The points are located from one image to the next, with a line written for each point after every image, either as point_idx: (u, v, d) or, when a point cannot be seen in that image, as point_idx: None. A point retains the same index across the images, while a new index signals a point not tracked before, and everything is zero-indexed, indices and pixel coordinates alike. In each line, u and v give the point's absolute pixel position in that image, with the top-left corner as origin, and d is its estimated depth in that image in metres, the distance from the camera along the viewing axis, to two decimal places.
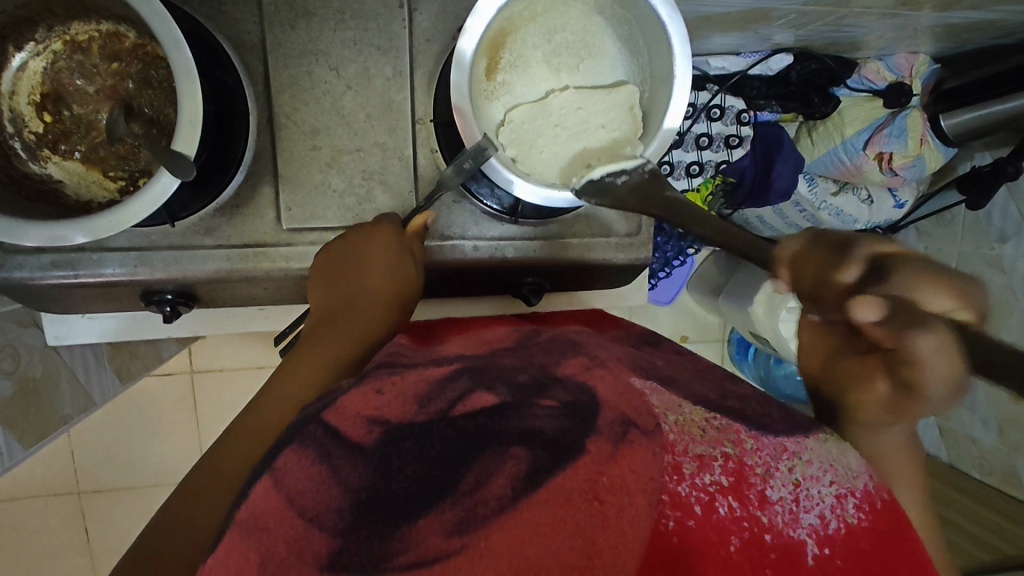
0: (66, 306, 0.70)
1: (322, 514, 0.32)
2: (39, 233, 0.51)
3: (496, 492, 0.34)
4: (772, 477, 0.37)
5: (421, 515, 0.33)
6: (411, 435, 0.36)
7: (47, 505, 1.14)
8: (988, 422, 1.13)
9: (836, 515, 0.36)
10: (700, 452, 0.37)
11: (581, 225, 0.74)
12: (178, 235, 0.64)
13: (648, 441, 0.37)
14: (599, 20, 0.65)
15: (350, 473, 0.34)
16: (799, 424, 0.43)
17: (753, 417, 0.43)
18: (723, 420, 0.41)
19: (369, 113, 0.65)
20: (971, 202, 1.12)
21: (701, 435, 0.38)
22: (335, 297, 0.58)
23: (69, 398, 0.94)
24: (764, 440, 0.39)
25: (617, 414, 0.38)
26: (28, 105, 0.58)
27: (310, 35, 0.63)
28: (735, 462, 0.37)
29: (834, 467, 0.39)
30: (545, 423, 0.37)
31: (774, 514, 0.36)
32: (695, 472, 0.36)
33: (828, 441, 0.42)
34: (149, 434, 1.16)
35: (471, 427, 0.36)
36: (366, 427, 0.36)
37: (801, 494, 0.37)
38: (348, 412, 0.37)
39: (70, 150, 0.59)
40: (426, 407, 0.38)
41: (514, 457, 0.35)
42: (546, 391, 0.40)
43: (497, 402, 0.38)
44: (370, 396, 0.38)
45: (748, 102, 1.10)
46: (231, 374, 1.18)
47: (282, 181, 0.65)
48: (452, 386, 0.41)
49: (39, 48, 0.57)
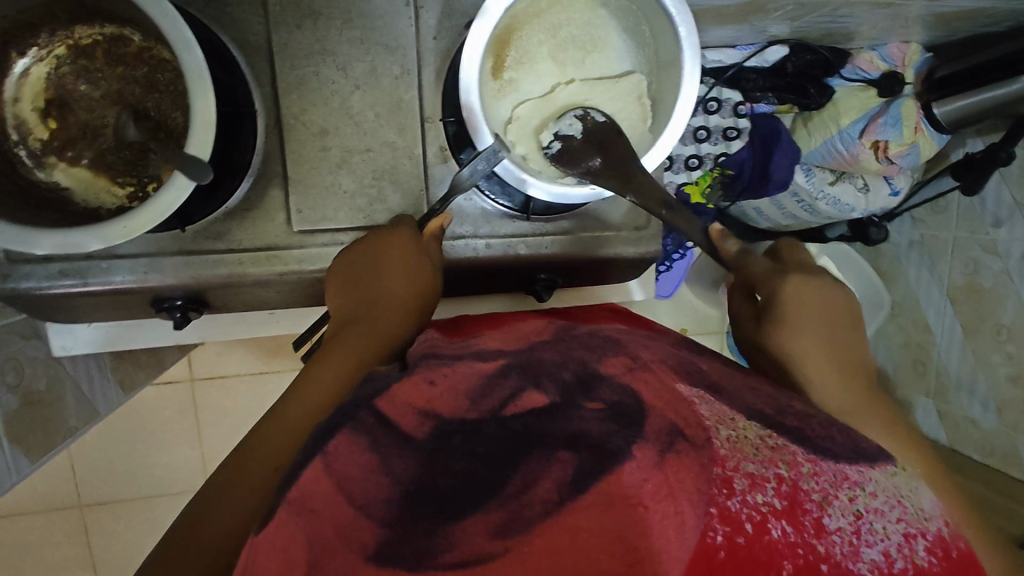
0: (72, 316, 0.69)
1: (371, 504, 0.34)
2: (52, 239, 0.50)
3: (542, 496, 0.34)
4: (829, 505, 0.36)
5: (469, 513, 0.34)
6: (461, 431, 0.38)
7: (49, 519, 1.12)
8: (988, 404, 1.18)
9: (903, 554, 0.35)
10: (751, 470, 0.36)
11: (591, 221, 0.74)
12: (188, 240, 0.63)
13: (697, 453, 0.36)
14: (604, 13, 0.65)
15: (399, 465, 0.36)
16: (866, 451, 0.42)
17: (815, 439, 0.40)
18: (779, 440, 0.39)
19: (378, 112, 0.65)
20: (967, 185, 1.14)
21: (754, 454, 0.37)
22: (352, 299, 0.58)
23: (72, 411, 0.92)
24: (823, 464, 0.38)
25: (664, 423, 0.38)
26: (32, 112, 0.57)
27: (316, 35, 0.62)
28: (789, 486, 0.36)
29: (902, 503, 0.38)
30: (591, 426, 0.38)
31: (832, 544, 0.34)
32: (746, 489, 0.35)
33: (897, 475, 0.41)
34: (153, 443, 1.15)
35: (520, 427, 0.38)
36: (419, 419, 0.39)
37: (863, 527, 0.36)
38: (399, 403, 0.40)
39: (77, 156, 0.58)
40: (477, 404, 0.40)
41: (561, 461, 0.36)
42: (592, 391, 0.41)
43: (548, 403, 0.40)
44: (422, 388, 0.41)
45: (745, 94, 1.11)
46: (233, 381, 1.16)
47: (292, 184, 0.64)
48: (502, 384, 0.42)
49: (42, 53, 0.57)
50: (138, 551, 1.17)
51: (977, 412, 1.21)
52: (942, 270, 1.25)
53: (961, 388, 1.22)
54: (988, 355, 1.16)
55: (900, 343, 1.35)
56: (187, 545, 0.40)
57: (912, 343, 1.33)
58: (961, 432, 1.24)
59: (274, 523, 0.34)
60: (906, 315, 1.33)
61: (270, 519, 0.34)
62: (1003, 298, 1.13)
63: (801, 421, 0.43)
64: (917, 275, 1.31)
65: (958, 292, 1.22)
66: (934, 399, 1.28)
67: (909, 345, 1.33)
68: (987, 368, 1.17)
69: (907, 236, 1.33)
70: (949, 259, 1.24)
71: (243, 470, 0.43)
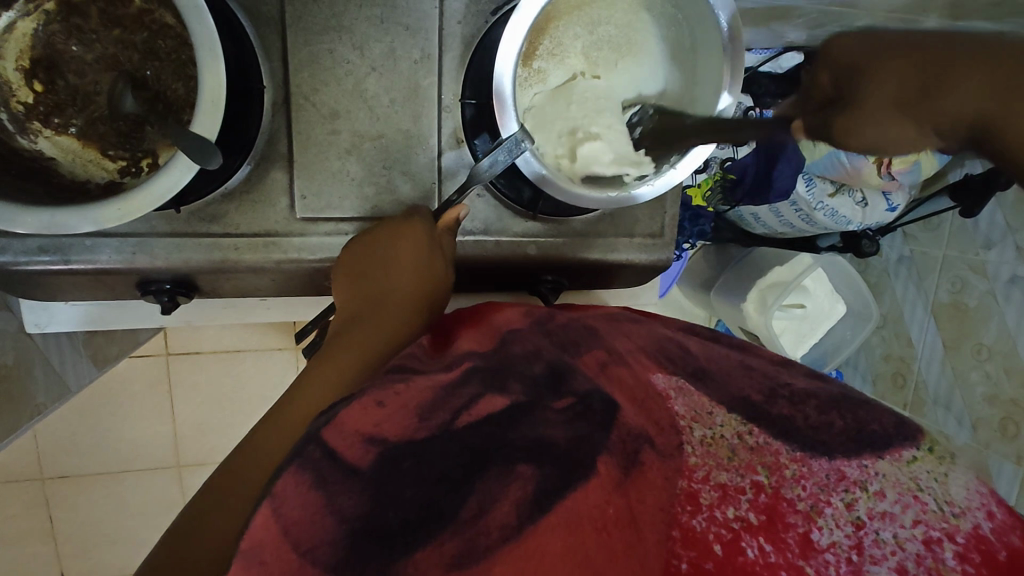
0: (48, 294, 0.64)
1: (317, 547, 0.31)
2: (36, 219, 0.45)
3: (500, 521, 0.34)
4: (818, 516, 0.37)
5: (420, 546, 0.32)
6: (412, 453, 0.36)
7: (9, 491, 1.08)
8: (962, 420, 1.22)
9: (923, 564, 0.34)
10: (723, 481, 0.39)
11: (605, 224, 0.72)
12: (181, 221, 0.59)
13: (664, 466, 0.40)
14: (647, 18, 0.61)
15: (346, 501, 0.33)
16: (875, 438, 0.42)
17: (804, 431, 0.42)
18: (760, 438, 0.42)
19: (393, 98, 0.61)
20: (966, 210, 1.12)
21: (729, 462, 0.40)
22: (361, 294, 0.56)
23: (43, 387, 0.88)
24: (813, 466, 0.40)
25: (635, 428, 0.41)
26: (16, 72, 0.52)
27: (333, 10, 0.58)
28: (768, 496, 0.38)
29: (920, 501, 0.37)
30: (557, 433, 0.39)
31: (823, 564, 0.35)
32: (714, 504, 0.38)
33: (915, 461, 0.40)
34: (122, 421, 1.09)
35: (478, 441, 0.37)
36: (363, 447, 0.35)
37: (865, 539, 0.35)
38: (347, 432, 0.36)
39: (64, 124, 0.53)
40: (427, 420, 0.38)
41: (521, 477, 0.36)
42: (561, 389, 0.44)
43: (511, 404, 0.41)
44: (371, 410, 0.37)
45: (756, 100, 1.07)
46: (208, 358, 1.10)
47: (298, 167, 0.60)
48: (462, 391, 0.41)
49: (29, 7, 0.51)
50: (102, 529, 1.13)
51: (952, 428, 1.24)
52: (929, 287, 1.27)
53: (938, 402, 1.26)
54: (966, 372, 1.20)
55: (881, 354, 1.37)
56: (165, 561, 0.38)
57: (893, 356, 1.35)
58: None
59: None
60: (890, 329, 1.35)
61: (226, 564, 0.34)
62: (986, 318, 1.17)
63: (792, 409, 0.45)
64: (903, 291, 1.32)
65: (942, 309, 1.24)
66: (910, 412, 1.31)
67: (890, 358, 1.35)
68: (964, 384, 1.21)
69: (898, 251, 1.33)
70: (936, 276, 1.25)
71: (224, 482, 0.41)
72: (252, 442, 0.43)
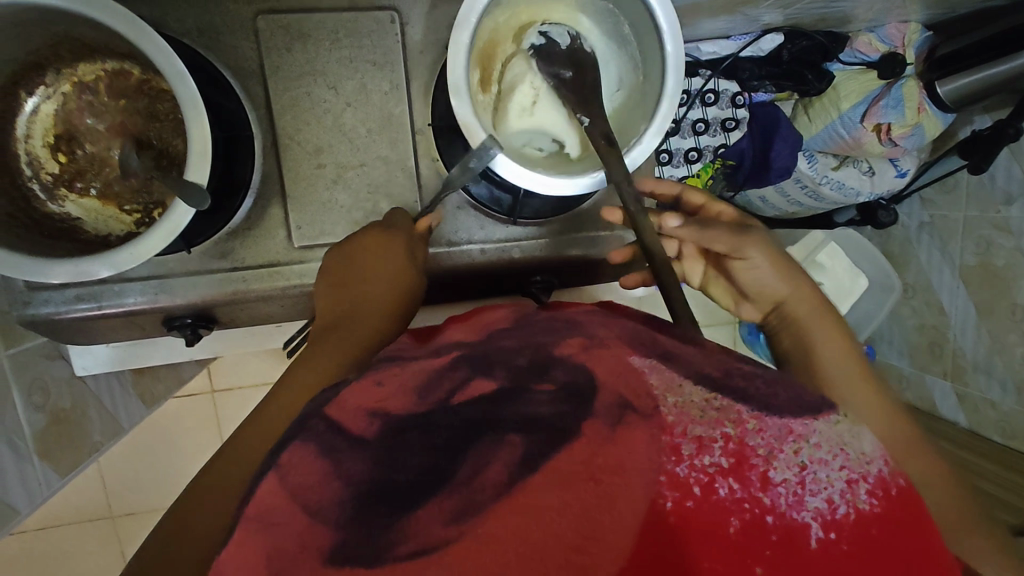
0: (90, 338, 0.72)
1: (324, 508, 0.33)
2: (63, 270, 0.52)
3: (494, 479, 0.34)
4: (776, 458, 0.34)
5: (421, 504, 0.33)
6: (415, 426, 0.36)
7: (82, 530, 1.16)
8: (1006, 385, 1.17)
9: (846, 500, 0.33)
10: (698, 433, 0.34)
11: (584, 221, 0.76)
12: (194, 261, 0.66)
13: (646, 424, 0.34)
14: (585, 18, 0.66)
15: (352, 466, 0.35)
16: (809, 403, 0.39)
17: (760, 396, 0.38)
18: (725, 401, 0.37)
19: (370, 128, 0.67)
20: (974, 166, 1.10)
21: (701, 415, 0.35)
22: (336, 304, 0.59)
23: (98, 425, 1.00)
24: (767, 420, 0.35)
25: (613, 397, 0.36)
26: (43, 147, 0.60)
27: (307, 56, 0.64)
28: (736, 443, 0.34)
29: (846, 450, 0.35)
30: (545, 409, 0.36)
31: (777, 496, 0.32)
32: (693, 453, 0.33)
33: (841, 423, 0.38)
34: (175, 453, 1.17)
35: (475, 414, 0.36)
36: (367, 419, 0.37)
37: (807, 477, 0.33)
38: (350, 407, 0.38)
39: (86, 187, 0.61)
40: (426, 398, 0.38)
41: (511, 443, 0.34)
42: (546, 372, 0.38)
43: (499, 387, 0.38)
44: (372, 390, 0.39)
45: (742, 84, 1.12)
46: (250, 391, 1.18)
47: (291, 202, 0.67)
48: (452, 374, 0.40)
49: (49, 91, 0.60)
50: None
51: (996, 393, 1.19)
52: (954, 251, 1.23)
53: (978, 368, 1.21)
54: (1003, 335, 1.15)
55: (914, 325, 1.33)
56: (174, 550, 0.42)
57: (926, 325, 1.31)
58: (980, 414, 1.22)
59: (232, 543, 0.34)
60: (919, 297, 1.31)
61: (229, 539, 0.35)
62: (1017, 276, 1.12)
63: (749, 381, 0.40)
64: (929, 257, 1.28)
65: (971, 272, 1.20)
66: (952, 380, 1.27)
67: (924, 328, 1.31)
68: (1003, 348, 1.16)
69: (917, 217, 1.30)
70: (960, 239, 1.21)
71: (221, 475, 0.45)
72: (250, 434, 0.48)
